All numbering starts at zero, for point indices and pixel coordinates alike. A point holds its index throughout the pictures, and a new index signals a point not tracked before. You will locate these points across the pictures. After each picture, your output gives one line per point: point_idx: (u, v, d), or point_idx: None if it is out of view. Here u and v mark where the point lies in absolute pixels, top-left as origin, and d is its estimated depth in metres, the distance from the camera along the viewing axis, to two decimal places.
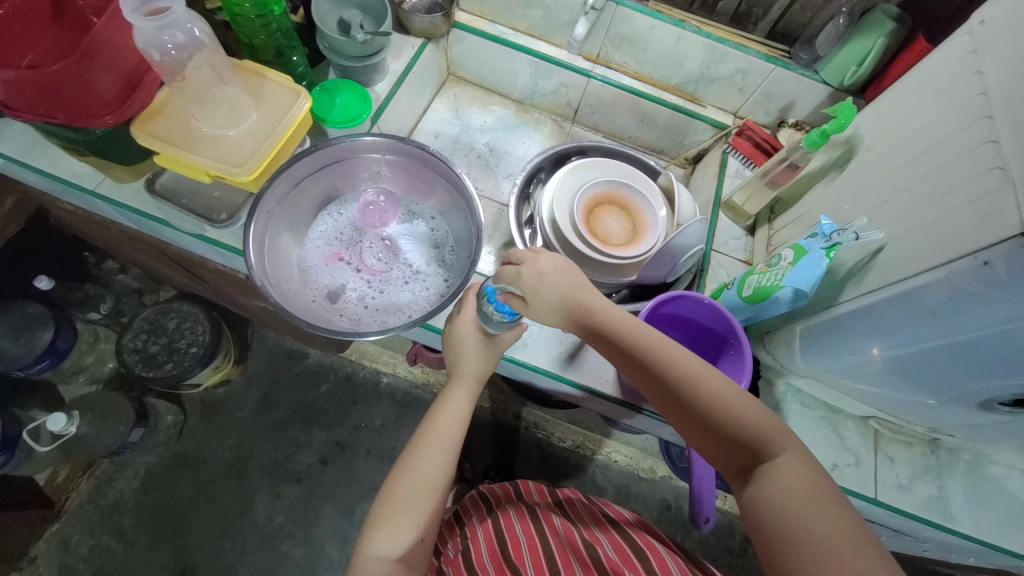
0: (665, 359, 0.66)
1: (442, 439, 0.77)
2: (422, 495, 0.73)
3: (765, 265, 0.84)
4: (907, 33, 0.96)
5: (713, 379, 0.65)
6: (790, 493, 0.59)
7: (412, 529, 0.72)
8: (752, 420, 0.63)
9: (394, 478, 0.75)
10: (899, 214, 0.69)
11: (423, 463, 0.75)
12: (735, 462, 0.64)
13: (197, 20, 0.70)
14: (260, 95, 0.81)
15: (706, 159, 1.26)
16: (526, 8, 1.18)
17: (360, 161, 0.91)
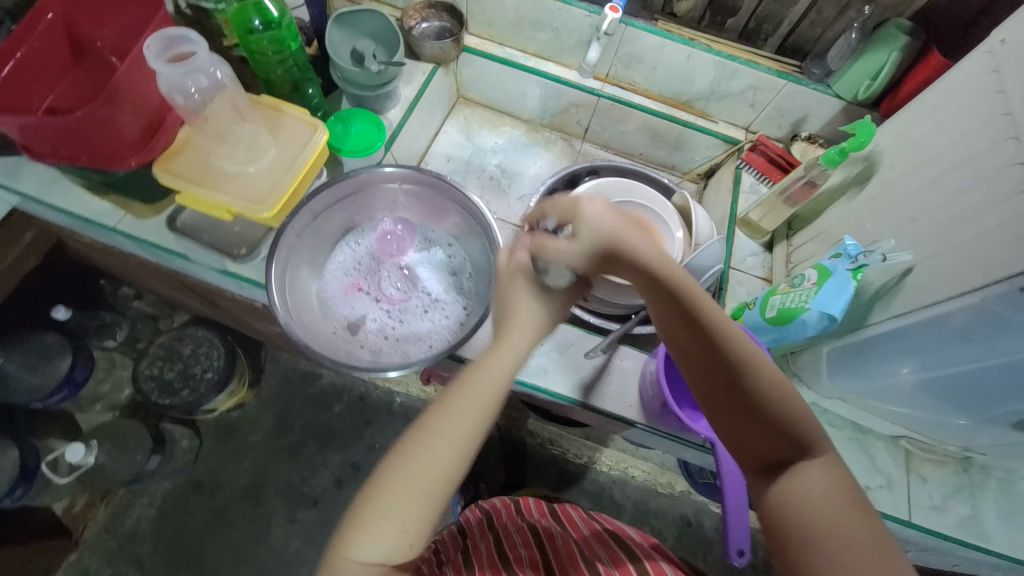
0: (723, 338, 0.56)
1: (472, 414, 0.58)
2: (428, 485, 0.56)
3: (788, 286, 0.83)
4: (921, 46, 0.96)
5: (773, 368, 0.57)
6: (824, 500, 0.53)
7: (411, 526, 0.55)
8: (800, 416, 0.56)
9: (399, 455, 0.57)
10: (927, 235, 0.68)
11: (439, 442, 0.56)
12: (766, 455, 0.58)
13: (220, 63, 0.72)
14: (279, 130, 0.82)
15: (718, 174, 1.26)
16: (535, 30, 1.19)
17: (378, 191, 0.92)
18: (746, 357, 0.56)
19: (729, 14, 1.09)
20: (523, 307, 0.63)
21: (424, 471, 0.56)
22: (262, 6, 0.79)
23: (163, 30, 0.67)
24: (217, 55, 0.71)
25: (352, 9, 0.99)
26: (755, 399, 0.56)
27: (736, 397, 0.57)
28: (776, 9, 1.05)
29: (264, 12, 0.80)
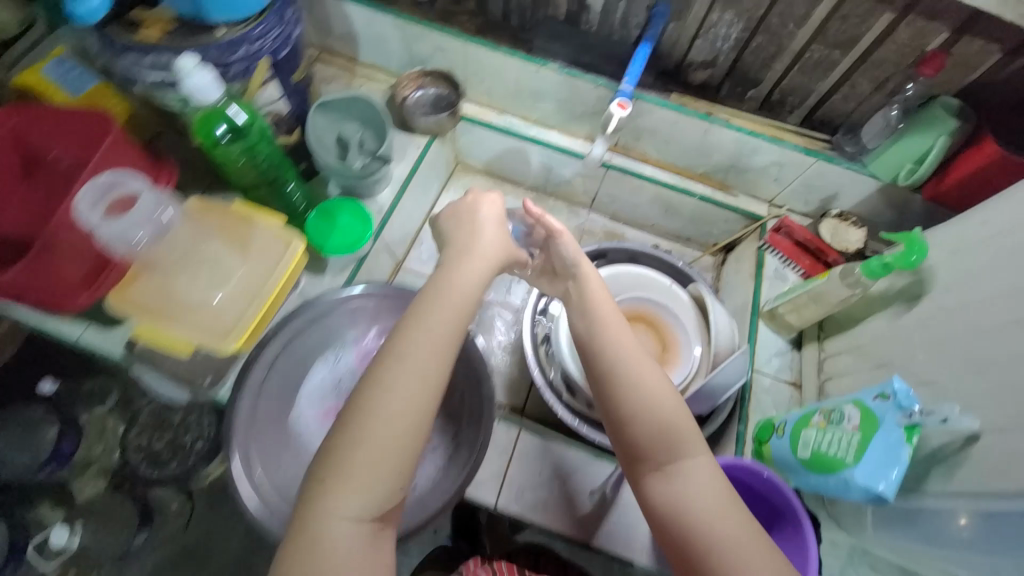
0: (617, 341, 0.67)
1: (434, 344, 0.56)
2: (395, 431, 0.51)
3: (823, 421, 0.73)
4: (974, 130, 0.84)
5: (656, 381, 0.64)
6: (703, 495, 0.58)
7: (388, 476, 0.51)
8: (675, 415, 0.62)
9: (358, 395, 0.53)
10: (995, 398, 0.57)
11: (408, 376, 0.53)
12: (647, 455, 0.62)
13: (163, 200, 0.70)
14: (247, 246, 0.74)
15: (739, 250, 1.15)
16: (537, 100, 1.10)
17: (339, 311, 0.81)
18: (629, 352, 0.66)
19: (750, 85, 0.99)
20: (471, 255, 0.66)
21: (388, 421, 0.51)
22: (223, 113, 0.69)
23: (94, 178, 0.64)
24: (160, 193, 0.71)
25: (335, 95, 0.91)
26: (634, 407, 0.62)
27: (622, 394, 0.63)
28: (803, 82, 0.94)
29: (227, 119, 0.70)
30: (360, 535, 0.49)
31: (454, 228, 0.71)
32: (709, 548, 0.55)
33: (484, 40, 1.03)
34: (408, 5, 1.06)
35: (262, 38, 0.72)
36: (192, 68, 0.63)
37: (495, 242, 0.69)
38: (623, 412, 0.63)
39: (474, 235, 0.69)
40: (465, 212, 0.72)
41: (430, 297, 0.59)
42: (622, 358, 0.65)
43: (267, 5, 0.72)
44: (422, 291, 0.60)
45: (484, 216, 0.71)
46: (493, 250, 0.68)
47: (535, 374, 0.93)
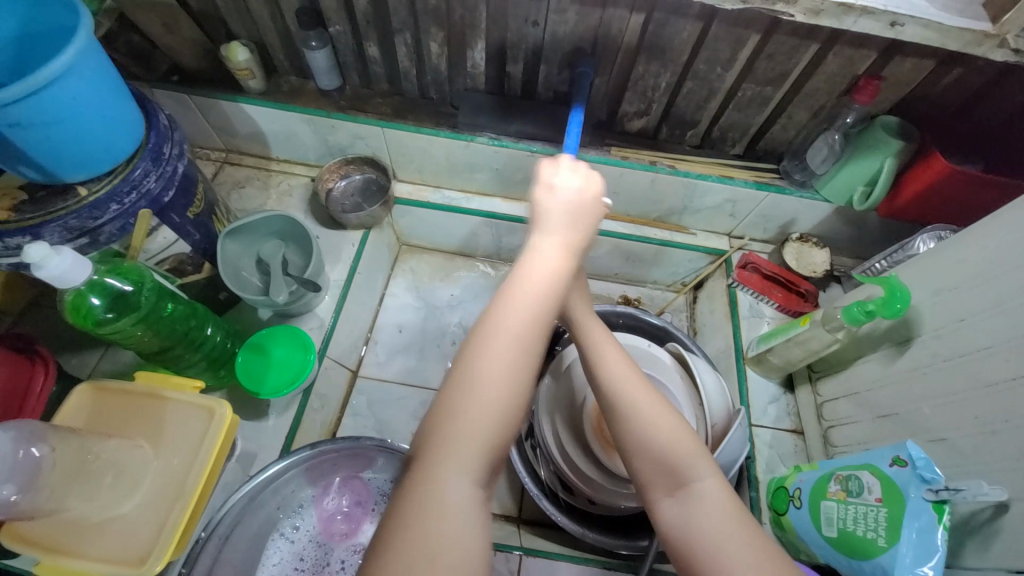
0: (610, 361, 0.60)
1: (524, 326, 0.44)
2: (488, 427, 0.42)
3: (841, 491, 0.66)
4: (918, 146, 0.82)
5: (648, 396, 0.57)
6: (715, 520, 0.49)
7: (488, 460, 0.41)
8: (674, 441, 0.54)
9: (448, 399, 0.42)
10: (1023, 463, 0.52)
11: (496, 364, 0.43)
12: (649, 479, 0.54)
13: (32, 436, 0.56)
14: (159, 432, 0.63)
15: (709, 287, 1.10)
16: (473, 172, 1.03)
17: (284, 482, 0.71)
18: (630, 378, 0.58)
19: (688, 127, 0.95)
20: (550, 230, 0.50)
21: (482, 404, 0.42)
22: (101, 283, 0.60)
23: None
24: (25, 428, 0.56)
25: (245, 218, 0.80)
26: (632, 433, 0.55)
27: (620, 426, 0.56)
28: (740, 118, 0.91)
29: (107, 288, 0.60)
30: (463, 525, 0.39)
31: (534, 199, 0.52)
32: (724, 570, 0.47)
33: (404, 124, 0.95)
34: (315, 96, 0.97)
35: (136, 187, 0.63)
36: (46, 257, 0.51)
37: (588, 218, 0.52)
38: (623, 436, 0.56)
39: (563, 214, 0.51)
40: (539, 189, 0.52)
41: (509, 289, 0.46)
42: (619, 388, 0.57)
43: (138, 150, 0.64)
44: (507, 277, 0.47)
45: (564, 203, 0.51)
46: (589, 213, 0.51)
47: (525, 479, 0.83)
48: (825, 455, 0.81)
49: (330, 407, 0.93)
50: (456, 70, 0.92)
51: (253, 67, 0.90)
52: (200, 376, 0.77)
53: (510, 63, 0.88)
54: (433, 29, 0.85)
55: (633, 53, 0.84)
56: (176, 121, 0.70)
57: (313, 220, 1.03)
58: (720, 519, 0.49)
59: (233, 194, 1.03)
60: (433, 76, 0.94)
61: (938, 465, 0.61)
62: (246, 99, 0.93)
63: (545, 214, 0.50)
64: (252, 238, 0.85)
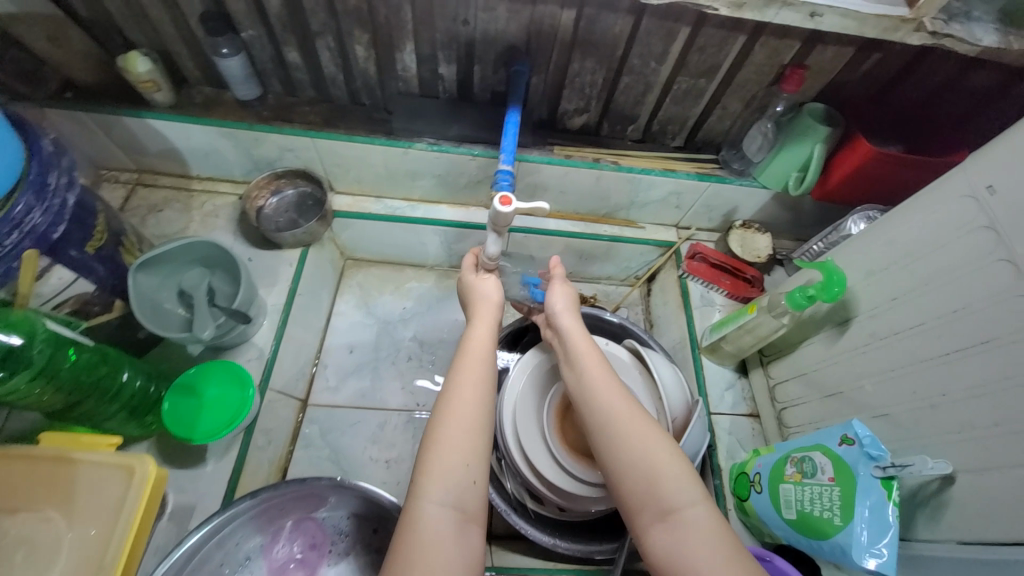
0: (600, 383, 0.61)
1: (475, 374, 0.59)
2: (463, 445, 0.54)
3: (797, 473, 0.68)
4: (843, 131, 0.85)
5: (638, 422, 0.57)
6: (704, 544, 0.48)
7: (464, 471, 0.52)
8: (665, 466, 0.53)
9: (431, 434, 0.55)
10: (962, 433, 0.55)
11: (461, 399, 0.57)
12: (638, 504, 0.53)
13: None
14: (72, 499, 0.56)
15: (661, 279, 1.12)
16: (414, 179, 0.98)
17: (225, 536, 0.65)
18: (623, 403, 0.59)
19: (628, 122, 0.95)
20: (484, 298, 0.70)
21: (454, 429, 0.54)
22: None
23: None
24: None
25: (158, 248, 0.73)
26: (619, 458, 0.55)
27: (609, 450, 0.56)
28: (678, 111, 0.91)
29: None
30: (446, 521, 0.49)
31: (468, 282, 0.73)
32: None
33: (335, 133, 0.89)
34: (234, 107, 0.90)
35: (18, 226, 0.55)
36: None
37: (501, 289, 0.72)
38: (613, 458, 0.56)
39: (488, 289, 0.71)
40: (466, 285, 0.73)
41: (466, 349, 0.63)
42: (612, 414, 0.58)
43: (16, 183, 0.56)
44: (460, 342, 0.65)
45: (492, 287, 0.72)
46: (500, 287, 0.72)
47: (491, 494, 0.80)
48: (781, 437, 0.84)
49: (278, 442, 0.86)
50: (386, 73, 0.87)
51: (157, 79, 0.82)
52: (120, 428, 0.69)
53: (443, 64, 0.85)
54: (356, 32, 0.79)
55: (567, 50, 0.82)
56: (63, 145, 0.62)
57: (244, 241, 0.95)
58: (709, 541, 0.49)
59: (149, 219, 0.94)
60: (362, 81, 0.88)
61: (884, 441, 0.63)
62: (152, 114, 0.85)
63: (479, 296, 0.70)
64: (170, 268, 0.77)
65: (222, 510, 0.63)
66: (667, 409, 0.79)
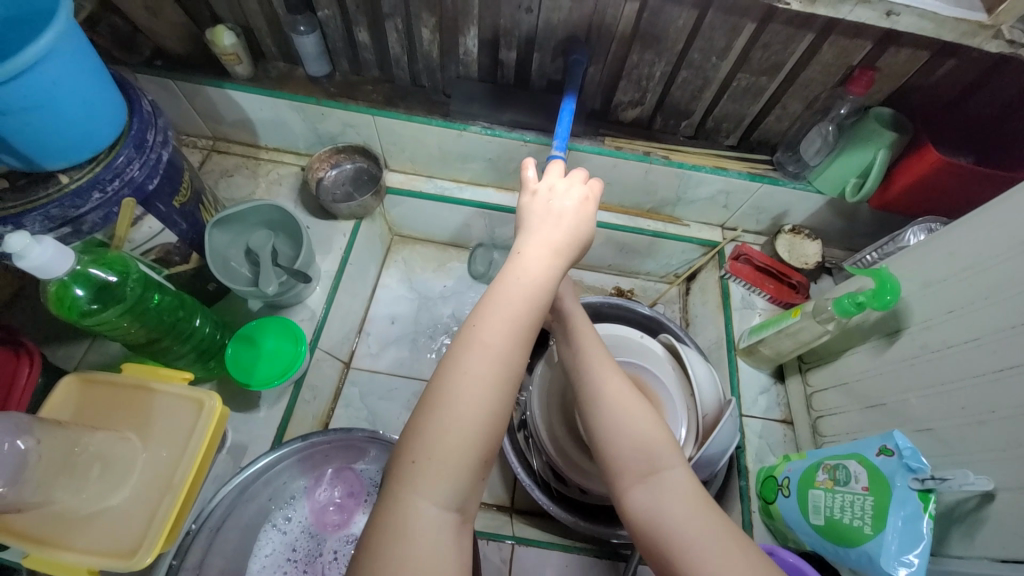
0: (592, 356, 0.62)
1: (511, 331, 0.47)
2: (467, 445, 0.43)
3: (829, 480, 0.67)
4: (910, 138, 0.82)
5: (629, 394, 0.58)
6: (678, 508, 0.50)
7: (472, 463, 0.43)
8: (647, 428, 0.55)
9: (422, 412, 0.44)
10: (1009, 452, 0.53)
11: (470, 382, 0.44)
12: (621, 467, 0.54)
13: (20, 429, 0.54)
14: (149, 424, 0.62)
15: (702, 279, 1.11)
16: (466, 162, 1.02)
17: (276, 474, 0.71)
18: (608, 371, 0.60)
19: (682, 117, 0.95)
20: (534, 235, 0.54)
21: (460, 418, 0.43)
22: (87, 274, 0.58)
23: None
24: (13, 424, 0.54)
25: (232, 208, 0.79)
26: (605, 424, 0.56)
27: (597, 416, 0.57)
28: (735, 108, 0.90)
29: (92, 279, 0.58)
30: (444, 524, 0.42)
31: (534, 202, 0.57)
32: (687, 553, 0.47)
33: (396, 112, 0.93)
34: (304, 83, 0.95)
35: (119, 175, 0.61)
36: (26, 247, 0.50)
37: (589, 230, 0.57)
38: (597, 426, 0.56)
39: (553, 222, 0.55)
40: (541, 196, 0.57)
41: (509, 286, 0.49)
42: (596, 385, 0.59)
43: (120, 137, 0.62)
44: (495, 280, 0.51)
45: (567, 205, 0.56)
46: (580, 230, 0.56)
47: (517, 469, 0.83)
48: (813, 445, 0.82)
49: (322, 398, 0.92)
50: (447, 57, 0.90)
51: (239, 53, 0.88)
52: (189, 367, 0.76)
53: (504, 50, 0.87)
54: (424, 15, 0.83)
55: (628, 41, 0.82)
56: (159, 107, 0.68)
57: (303, 210, 1.01)
58: (688, 508, 0.49)
59: (221, 183, 1.02)
60: (425, 63, 0.92)
61: (924, 455, 0.62)
62: (233, 85, 0.91)
63: (553, 217, 0.55)
64: (241, 228, 0.84)
65: (277, 448, 0.69)
66: (699, 405, 0.80)
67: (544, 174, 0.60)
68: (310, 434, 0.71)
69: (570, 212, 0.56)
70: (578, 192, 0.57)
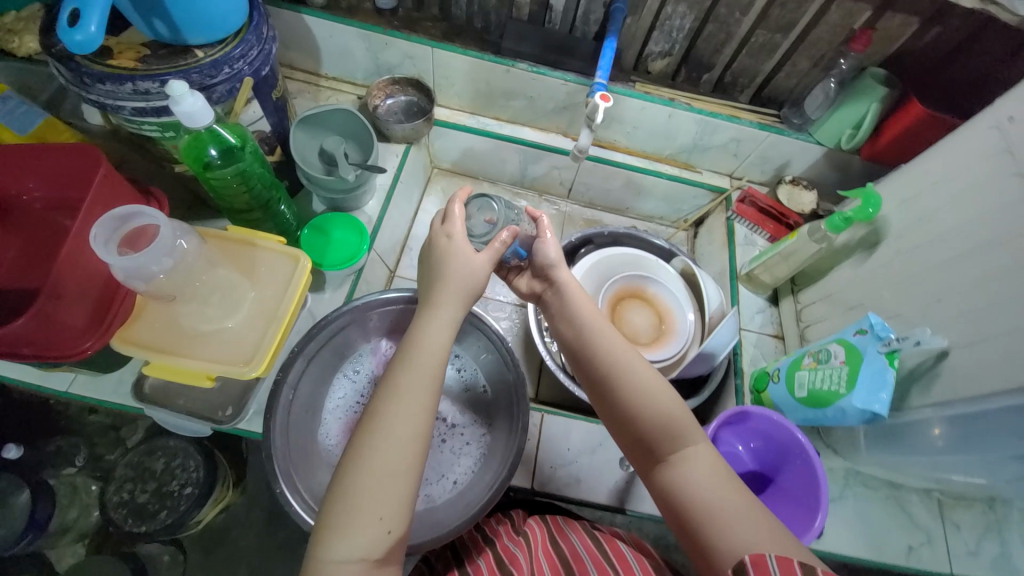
0: (611, 343, 0.65)
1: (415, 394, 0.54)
2: (382, 498, 0.50)
3: (813, 362, 0.81)
4: (899, 94, 0.96)
5: (651, 377, 0.62)
6: (705, 482, 0.56)
7: (386, 519, 0.49)
8: (668, 406, 0.60)
9: (339, 477, 0.51)
10: (960, 318, 0.67)
11: (380, 450, 0.51)
12: (650, 443, 0.60)
13: (186, 231, 0.64)
14: (253, 269, 0.72)
15: (709, 222, 1.25)
16: (509, 99, 1.13)
17: (351, 331, 0.81)
18: (624, 357, 0.64)
19: (704, 70, 1.07)
20: (436, 311, 0.61)
21: (363, 481, 0.50)
22: (218, 135, 0.68)
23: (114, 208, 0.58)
24: (180, 223, 0.63)
25: (314, 109, 0.90)
26: (632, 405, 0.61)
27: (621, 398, 0.62)
28: (751, 64, 1.03)
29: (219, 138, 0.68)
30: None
31: (438, 254, 0.65)
32: (713, 517, 0.53)
33: (451, 46, 1.04)
34: (371, 14, 1.06)
35: (243, 57, 0.71)
36: (183, 94, 0.60)
37: (478, 278, 0.64)
38: (625, 407, 0.61)
39: (453, 288, 0.63)
40: (439, 249, 0.66)
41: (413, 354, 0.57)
42: (618, 364, 0.63)
43: (243, 27, 0.71)
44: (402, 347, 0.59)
45: (461, 264, 0.64)
46: (474, 281, 0.64)
47: (547, 357, 0.95)
48: None
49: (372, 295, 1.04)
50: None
51: None
52: None
53: None
54: None
55: None
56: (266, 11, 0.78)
57: None
58: (715, 481, 0.56)
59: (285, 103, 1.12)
60: (481, 5, 1.03)
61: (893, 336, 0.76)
62: (308, 11, 1.02)
63: (450, 275, 0.63)
64: (316, 130, 0.94)
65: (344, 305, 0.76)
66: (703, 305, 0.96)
67: (450, 218, 0.68)
68: (376, 292, 0.81)
69: (464, 271, 0.64)
70: (462, 255, 0.65)
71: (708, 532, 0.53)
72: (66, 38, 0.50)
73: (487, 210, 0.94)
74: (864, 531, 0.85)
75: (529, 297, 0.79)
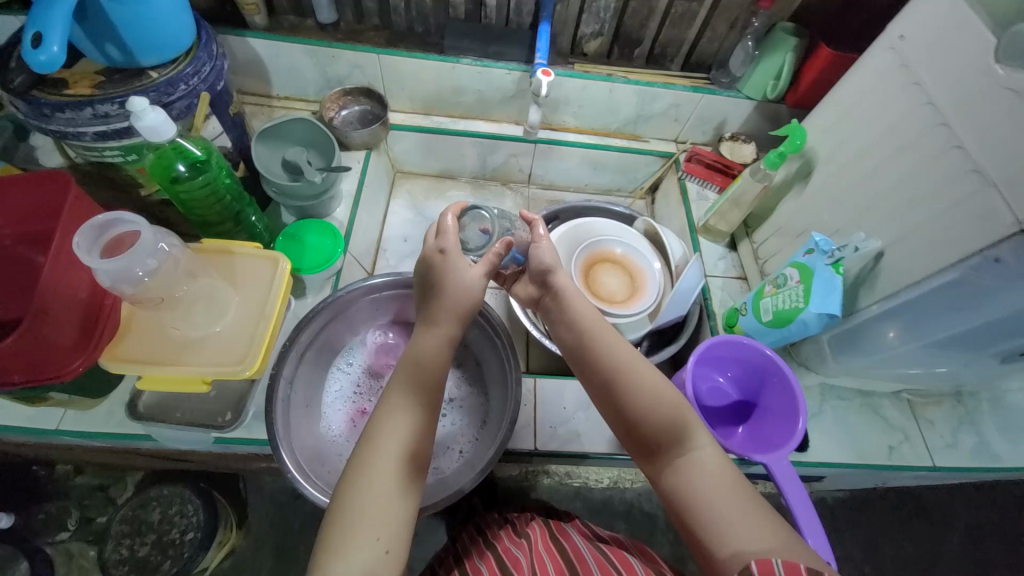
0: (616, 351, 0.67)
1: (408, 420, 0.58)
2: (381, 523, 0.52)
3: (773, 287, 0.87)
4: (809, 43, 1.06)
5: (654, 380, 0.64)
6: (705, 482, 0.58)
7: (384, 537, 0.52)
8: (674, 409, 0.62)
9: (340, 505, 0.54)
10: (889, 220, 0.75)
11: (377, 481, 0.54)
12: (655, 445, 0.62)
13: (166, 235, 0.65)
14: (234, 275, 0.74)
15: (663, 186, 1.33)
16: (459, 95, 1.19)
17: (338, 323, 0.84)
18: (631, 362, 0.66)
19: (635, 45, 1.16)
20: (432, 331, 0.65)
21: (362, 508, 0.53)
22: (183, 149, 0.71)
23: (92, 217, 0.61)
24: (161, 228, 0.65)
25: (273, 122, 0.93)
26: (638, 409, 0.63)
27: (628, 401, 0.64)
28: (675, 33, 1.12)
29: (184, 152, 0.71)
30: None
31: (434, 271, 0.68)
32: (708, 512, 0.56)
33: (397, 50, 1.09)
34: (314, 31, 1.10)
35: (197, 73, 0.73)
36: (144, 110, 0.62)
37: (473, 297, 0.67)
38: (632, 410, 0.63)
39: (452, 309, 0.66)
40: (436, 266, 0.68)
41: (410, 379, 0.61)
42: (624, 370, 0.65)
43: (194, 44, 0.74)
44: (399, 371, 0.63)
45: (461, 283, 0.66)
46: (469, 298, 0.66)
47: (533, 327, 0.99)
48: None
49: None
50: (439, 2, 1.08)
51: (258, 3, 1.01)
52: None
53: None
54: None
55: None
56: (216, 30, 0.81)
57: None
58: (715, 479, 0.58)
59: None
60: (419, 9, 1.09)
61: None
62: (252, 34, 1.05)
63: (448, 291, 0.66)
64: (276, 143, 0.97)
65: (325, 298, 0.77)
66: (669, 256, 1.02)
67: (446, 232, 0.69)
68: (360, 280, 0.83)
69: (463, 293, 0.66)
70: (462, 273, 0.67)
71: (702, 524, 0.56)
72: (32, 60, 0.55)
73: (481, 219, 0.72)
74: (848, 438, 0.92)
75: (529, 301, 0.82)
